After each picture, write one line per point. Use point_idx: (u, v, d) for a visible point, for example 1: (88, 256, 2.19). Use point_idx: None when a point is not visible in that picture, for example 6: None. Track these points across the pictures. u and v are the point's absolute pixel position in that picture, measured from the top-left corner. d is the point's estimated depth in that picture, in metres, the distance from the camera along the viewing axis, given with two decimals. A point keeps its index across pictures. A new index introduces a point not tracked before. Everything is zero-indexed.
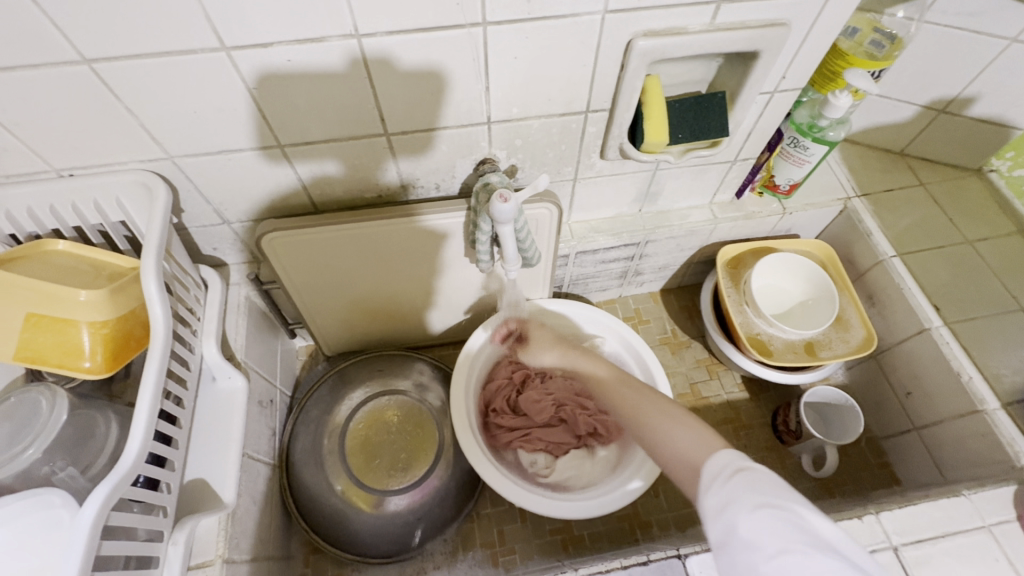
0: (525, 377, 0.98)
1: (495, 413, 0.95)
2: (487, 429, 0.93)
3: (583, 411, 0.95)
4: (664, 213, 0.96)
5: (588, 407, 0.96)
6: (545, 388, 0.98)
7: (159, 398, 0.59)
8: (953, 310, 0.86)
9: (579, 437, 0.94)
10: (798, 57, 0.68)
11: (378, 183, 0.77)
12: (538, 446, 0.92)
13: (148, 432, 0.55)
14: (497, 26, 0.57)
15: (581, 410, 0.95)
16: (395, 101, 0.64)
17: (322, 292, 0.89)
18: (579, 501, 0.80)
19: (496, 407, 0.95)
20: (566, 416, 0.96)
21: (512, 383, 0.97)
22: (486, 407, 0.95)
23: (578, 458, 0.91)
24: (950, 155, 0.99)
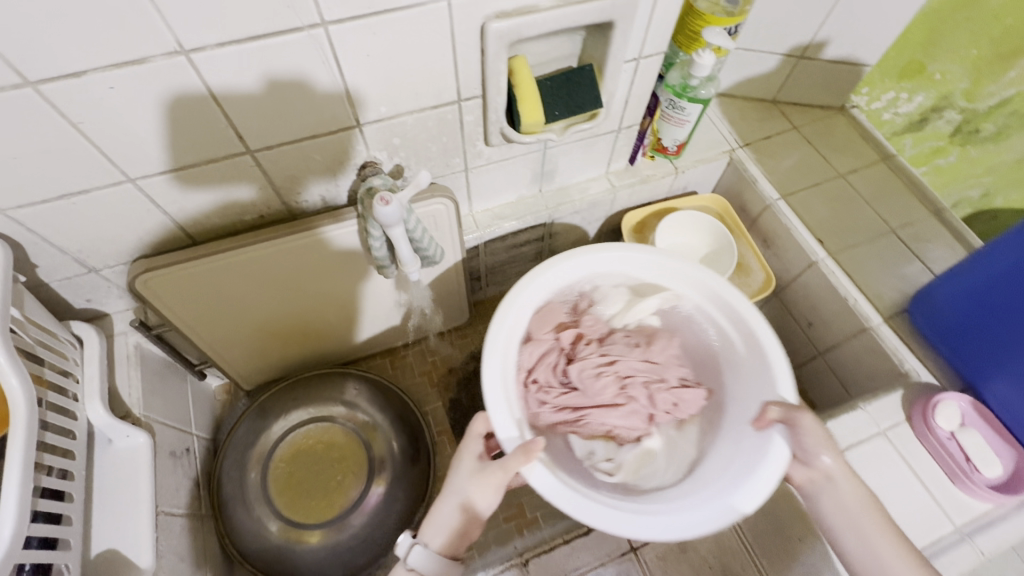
0: (579, 338, 0.67)
1: (536, 386, 0.63)
2: (526, 405, 0.62)
3: (661, 384, 0.64)
4: (564, 189, 0.97)
5: (663, 376, 0.66)
6: (603, 353, 0.66)
7: (33, 477, 0.53)
8: (835, 241, 0.93)
9: (651, 421, 0.64)
10: (653, 22, 0.69)
11: (256, 203, 0.72)
12: (596, 433, 0.63)
13: (23, 516, 0.50)
14: (338, 25, 0.54)
15: (655, 382, 0.65)
16: (250, 115, 0.60)
17: (223, 326, 0.84)
18: (674, 514, 0.54)
19: (538, 379, 0.63)
20: (635, 395, 0.64)
21: (561, 347, 0.66)
22: (524, 374, 0.64)
23: (652, 448, 0.63)
24: (815, 98, 1.06)
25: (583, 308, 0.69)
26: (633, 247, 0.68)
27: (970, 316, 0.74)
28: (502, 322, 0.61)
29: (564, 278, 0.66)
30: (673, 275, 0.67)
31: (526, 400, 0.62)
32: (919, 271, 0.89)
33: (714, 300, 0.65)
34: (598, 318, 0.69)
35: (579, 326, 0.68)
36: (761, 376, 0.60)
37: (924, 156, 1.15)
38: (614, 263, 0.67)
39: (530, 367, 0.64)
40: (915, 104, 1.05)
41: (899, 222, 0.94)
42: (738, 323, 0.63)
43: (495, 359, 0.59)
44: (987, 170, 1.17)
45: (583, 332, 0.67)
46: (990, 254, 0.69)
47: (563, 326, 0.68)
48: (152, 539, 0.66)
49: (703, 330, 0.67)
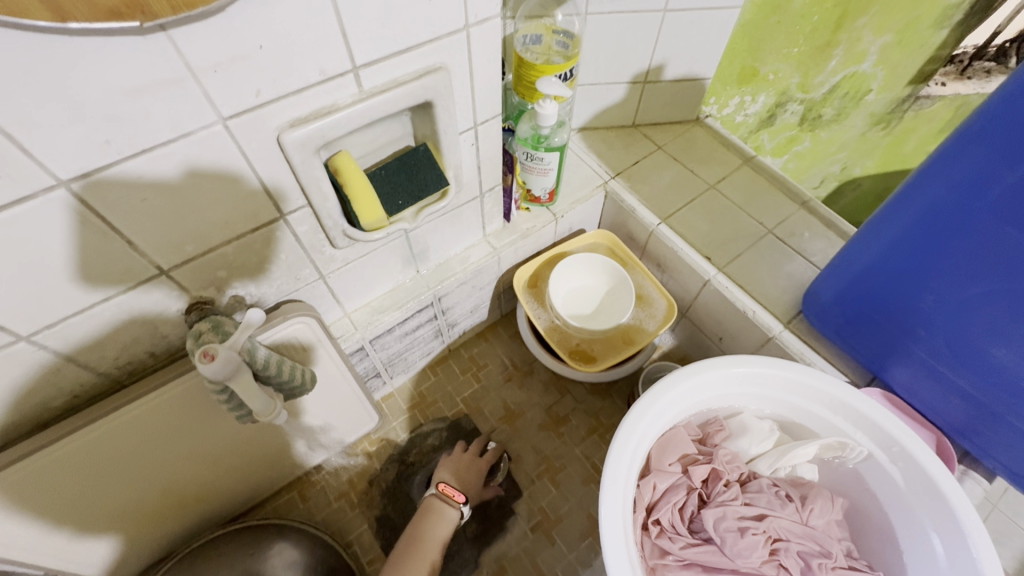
0: (712, 482, 0.73)
1: (663, 531, 0.69)
2: (649, 550, 0.68)
3: (829, 563, 0.67)
4: (444, 263, 0.90)
5: (822, 550, 0.68)
6: (749, 510, 0.70)
7: None
8: (721, 255, 0.92)
9: None
10: (477, 90, 0.65)
11: (61, 384, 0.59)
12: None
13: None
14: (86, 179, 0.45)
15: (820, 559, 0.67)
16: (6, 300, 0.48)
17: (66, 528, 0.68)
18: None
19: (665, 526, 0.69)
20: (790, 568, 0.66)
21: (690, 485, 0.72)
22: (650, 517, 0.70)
23: None
24: (671, 115, 1.07)
25: (715, 439, 0.76)
26: (771, 361, 0.70)
27: (854, 310, 0.74)
28: (632, 439, 0.63)
29: (696, 392, 0.69)
30: (819, 423, 0.71)
31: (649, 546, 0.68)
32: (805, 268, 0.90)
33: (878, 430, 0.66)
34: (733, 454, 0.75)
35: (715, 462, 0.73)
36: (917, 505, 0.64)
37: (783, 146, 1.20)
38: (761, 380, 0.71)
39: (655, 506, 0.70)
40: (760, 104, 1.09)
41: (774, 221, 0.96)
42: (896, 455, 0.65)
43: (612, 506, 0.59)
44: (840, 147, 1.25)
45: (719, 473, 0.73)
46: (859, 247, 0.69)
47: (692, 458, 0.73)
48: None
49: (873, 486, 0.69)
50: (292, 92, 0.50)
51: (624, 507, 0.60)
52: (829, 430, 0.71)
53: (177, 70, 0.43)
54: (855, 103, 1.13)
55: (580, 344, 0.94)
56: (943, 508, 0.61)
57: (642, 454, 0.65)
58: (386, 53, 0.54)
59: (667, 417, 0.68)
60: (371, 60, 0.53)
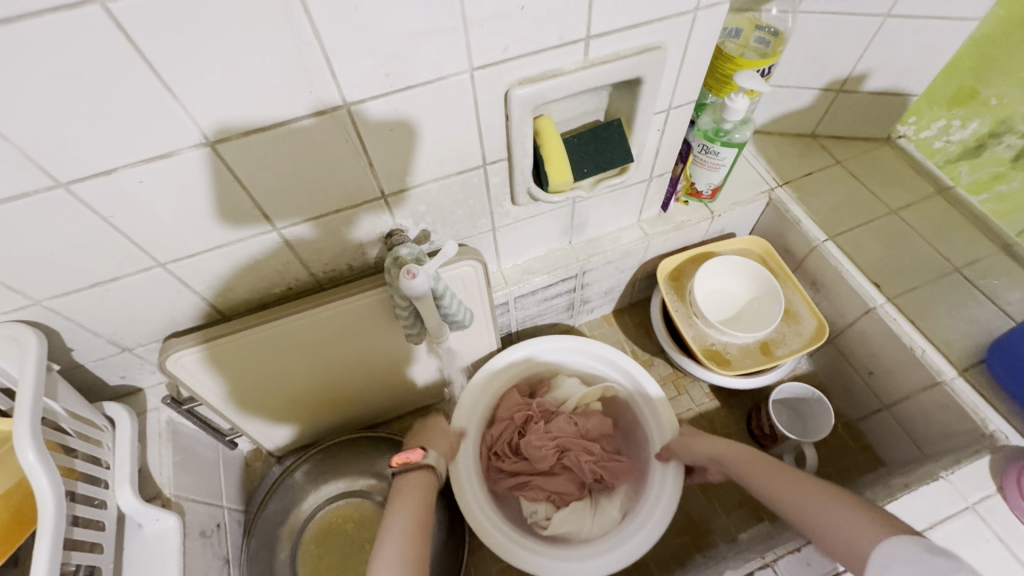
0: (529, 418, 0.92)
1: (497, 456, 0.91)
2: (490, 468, 0.90)
3: (588, 456, 0.89)
4: (595, 240, 0.93)
5: (594, 452, 0.90)
6: (548, 429, 0.91)
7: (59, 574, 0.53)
8: (892, 284, 0.85)
9: (583, 486, 0.88)
10: (682, 74, 0.67)
11: (284, 276, 0.71)
12: (539, 495, 0.87)
13: None
14: (361, 105, 0.54)
15: (585, 455, 0.89)
16: (278, 197, 0.60)
17: (254, 399, 0.82)
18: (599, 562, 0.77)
19: (497, 450, 0.91)
20: (569, 463, 0.89)
21: (516, 423, 0.92)
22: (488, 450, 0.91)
23: (578, 511, 0.85)
24: (858, 130, 1.01)
25: (542, 393, 0.96)
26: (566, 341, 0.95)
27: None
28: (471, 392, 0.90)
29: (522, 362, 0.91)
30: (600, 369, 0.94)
31: (490, 466, 0.90)
32: (993, 315, 0.81)
33: (636, 387, 0.90)
34: (546, 402, 0.94)
35: (532, 408, 0.92)
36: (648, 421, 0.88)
37: None
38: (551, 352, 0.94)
39: (494, 441, 0.91)
40: (970, 131, 0.98)
41: (963, 260, 0.87)
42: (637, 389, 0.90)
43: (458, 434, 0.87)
44: None
45: (532, 412, 0.92)
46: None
47: (522, 405, 0.93)
48: None
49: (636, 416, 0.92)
50: (530, 52, 0.56)
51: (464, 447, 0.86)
52: (620, 382, 0.93)
53: (454, 20, 0.50)
54: None
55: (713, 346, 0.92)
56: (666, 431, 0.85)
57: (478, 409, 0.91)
58: (619, 26, 0.57)
59: (474, 394, 0.90)
60: (603, 32, 0.57)
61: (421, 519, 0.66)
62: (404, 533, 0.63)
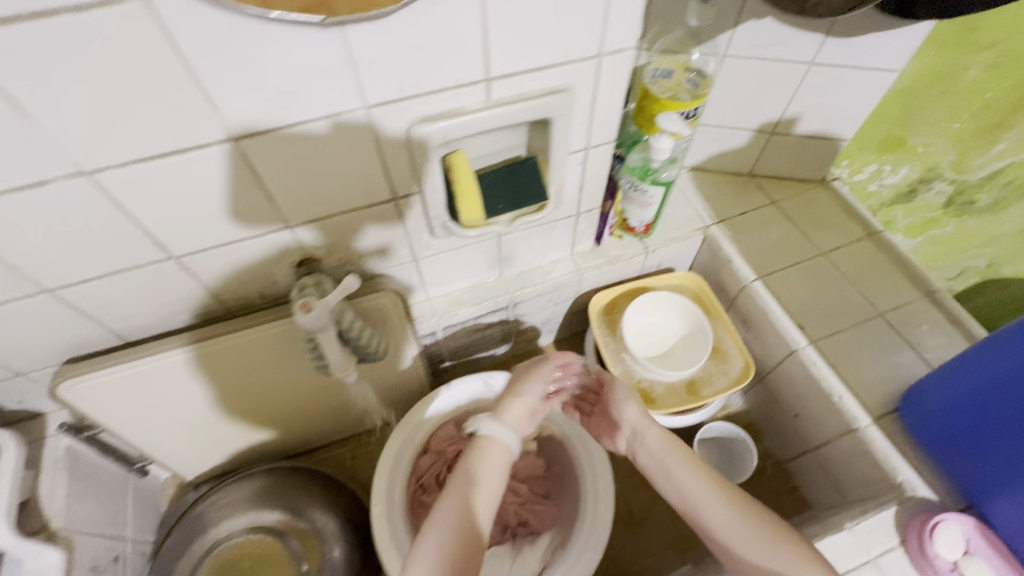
0: (460, 453, 0.91)
1: (422, 490, 0.89)
2: (413, 504, 0.89)
3: (514, 499, 0.87)
4: (527, 272, 0.93)
5: (521, 494, 0.88)
6: None
7: None
8: (816, 326, 0.86)
9: (505, 528, 0.87)
10: (595, 115, 0.67)
11: (189, 303, 0.70)
12: None
13: None
14: (250, 139, 0.53)
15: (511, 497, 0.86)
16: (170, 227, 0.58)
17: (163, 425, 0.80)
18: None
19: (424, 484, 0.89)
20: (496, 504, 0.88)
21: (446, 459, 0.91)
22: (415, 482, 0.90)
23: (499, 555, 0.83)
24: (794, 171, 1.02)
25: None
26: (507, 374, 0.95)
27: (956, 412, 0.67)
28: (409, 423, 0.90)
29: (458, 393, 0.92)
30: None
31: (414, 500, 0.89)
32: (913, 362, 0.81)
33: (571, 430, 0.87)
34: None
35: (464, 445, 0.92)
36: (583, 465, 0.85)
37: (919, 226, 1.09)
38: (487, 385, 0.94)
39: (421, 474, 0.90)
40: (901, 176, 0.99)
41: (889, 305, 0.87)
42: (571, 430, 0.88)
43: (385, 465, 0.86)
44: (990, 240, 1.10)
45: (464, 449, 0.91)
46: (985, 358, 0.63)
47: (455, 440, 0.92)
48: None
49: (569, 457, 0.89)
50: (426, 92, 0.56)
51: (387, 493, 0.84)
52: (558, 423, 0.90)
53: (341, 59, 0.49)
54: (1018, 196, 1.00)
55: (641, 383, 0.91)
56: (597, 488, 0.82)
57: (411, 442, 0.90)
58: (520, 69, 0.57)
59: (407, 429, 0.90)
60: (504, 74, 0.57)
61: (496, 479, 0.63)
62: (472, 511, 0.60)
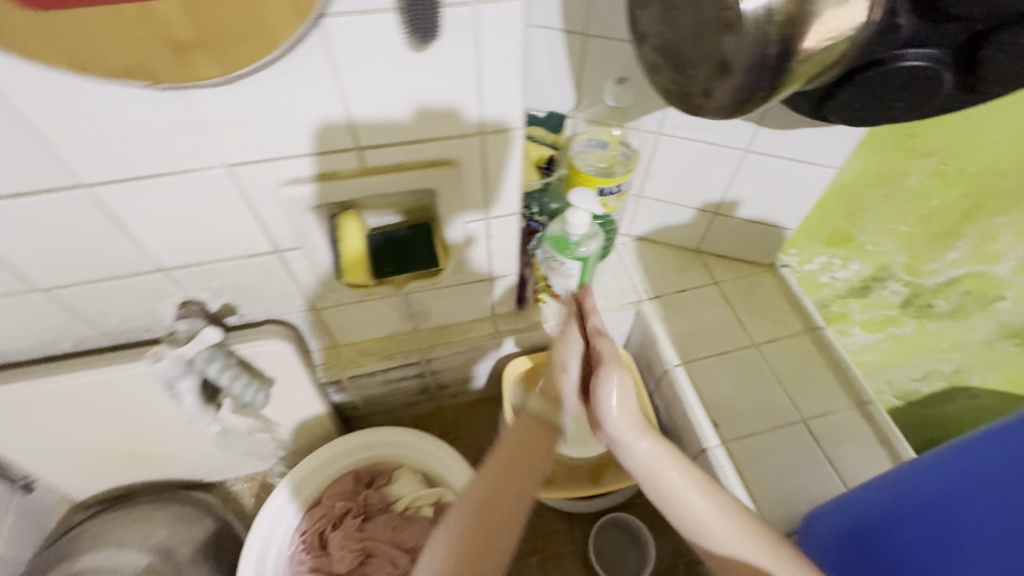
0: (349, 511, 0.87)
1: (304, 545, 0.85)
2: (291, 559, 0.85)
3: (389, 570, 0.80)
4: (444, 329, 0.90)
5: (399, 565, 0.82)
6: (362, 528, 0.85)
7: None
8: (731, 426, 0.80)
9: None
10: (489, 189, 0.65)
11: (69, 332, 0.69)
12: None
13: None
14: (105, 186, 0.53)
15: (387, 567, 0.81)
16: (32, 262, 0.58)
17: (44, 447, 0.79)
18: None
19: (306, 539, 0.86)
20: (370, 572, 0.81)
21: (333, 515, 0.87)
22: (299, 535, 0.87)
23: None
24: (741, 253, 0.98)
25: (379, 483, 0.91)
26: (414, 433, 0.92)
27: (908, 524, 0.56)
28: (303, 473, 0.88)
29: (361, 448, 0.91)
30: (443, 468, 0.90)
31: (293, 555, 0.85)
32: (829, 481, 0.75)
33: None
34: (374, 497, 0.88)
35: (354, 502, 0.87)
36: None
37: (876, 323, 1.02)
38: (392, 444, 0.92)
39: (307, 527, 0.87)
40: (853, 271, 0.94)
41: (813, 412, 0.81)
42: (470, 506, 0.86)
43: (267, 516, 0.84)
44: (954, 346, 1.03)
45: (353, 507, 0.87)
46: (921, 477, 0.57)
47: (347, 495, 0.88)
48: None
49: None
50: (292, 156, 0.55)
51: (262, 546, 0.82)
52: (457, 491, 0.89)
53: (189, 121, 0.49)
54: (980, 305, 0.93)
55: None
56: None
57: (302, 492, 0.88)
58: (395, 141, 0.56)
59: (299, 477, 0.88)
60: (377, 144, 0.56)
61: (493, 508, 0.61)
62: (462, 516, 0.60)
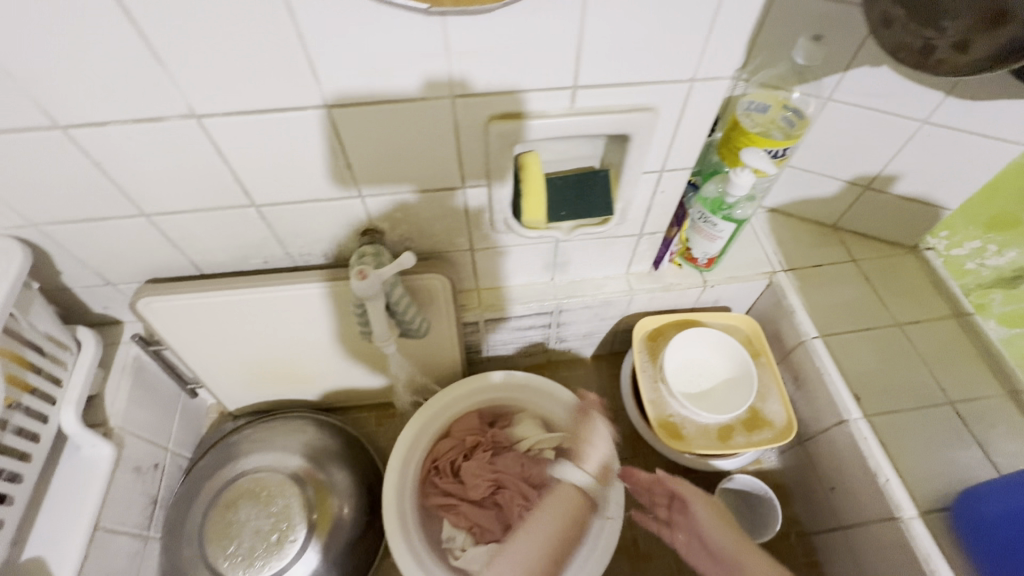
0: (479, 445, 0.92)
1: (437, 472, 0.91)
2: (423, 483, 0.90)
3: (521, 502, 0.89)
4: (579, 282, 0.93)
5: (529, 500, 0.90)
6: (493, 463, 0.92)
7: None
8: (874, 400, 0.80)
9: (506, 528, 0.89)
10: (676, 140, 0.65)
11: (260, 250, 0.75)
12: (462, 522, 0.88)
13: None
14: (343, 109, 0.56)
15: (519, 500, 0.89)
16: (256, 176, 0.63)
17: (216, 356, 0.87)
18: None
19: (438, 467, 0.91)
20: (502, 502, 0.90)
21: (463, 446, 0.92)
22: (430, 463, 0.91)
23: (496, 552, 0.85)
24: (883, 232, 0.95)
25: (501, 424, 0.96)
26: (540, 380, 0.94)
27: None
28: (436, 405, 0.91)
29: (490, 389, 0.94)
30: (569, 417, 0.92)
31: (425, 479, 0.91)
32: (978, 463, 0.74)
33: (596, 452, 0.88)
34: (502, 436, 0.93)
35: (484, 438, 0.93)
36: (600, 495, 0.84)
37: None
38: (519, 390, 0.95)
39: (438, 456, 0.92)
40: (1007, 259, 0.87)
41: (960, 395, 0.80)
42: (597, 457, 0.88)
43: (405, 442, 0.88)
44: None
45: (483, 442, 0.93)
46: None
47: (474, 431, 0.93)
48: (79, 557, 0.67)
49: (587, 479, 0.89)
50: (512, 91, 0.57)
51: (403, 467, 0.86)
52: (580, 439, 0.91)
53: (437, 47, 0.52)
54: None
55: (672, 418, 0.88)
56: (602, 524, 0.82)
57: (435, 423, 0.92)
58: (609, 82, 0.57)
59: (434, 409, 0.91)
60: (592, 84, 0.58)
61: None
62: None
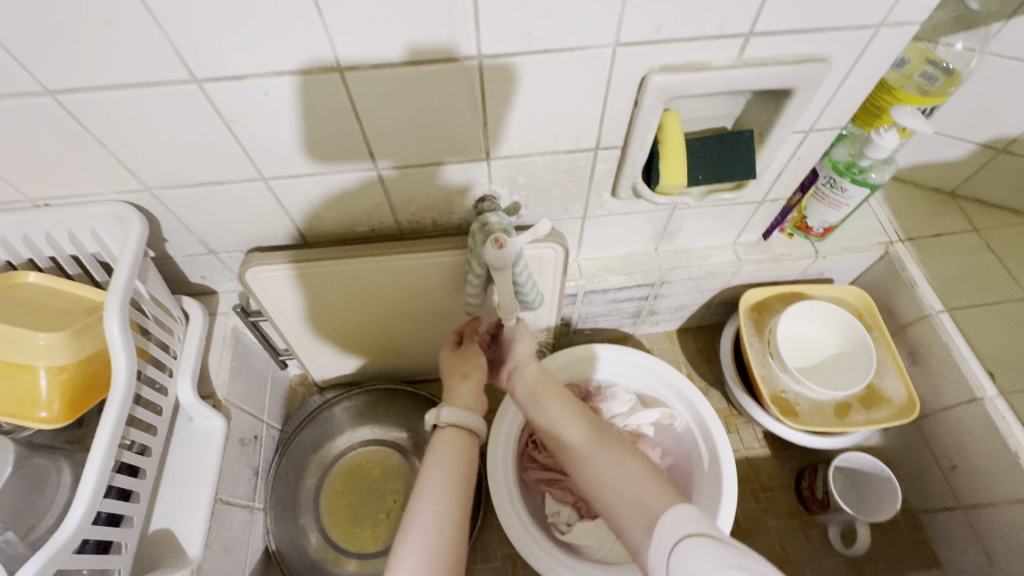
0: None
1: (534, 446, 0.90)
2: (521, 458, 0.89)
3: None
4: (682, 252, 0.88)
5: None
6: None
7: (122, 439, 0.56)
8: (1010, 377, 0.76)
9: None
10: (838, 95, 0.60)
11: (370, 217, 0.71)
12: (566, 497, 0.86)
13: (109, 464, 0.53)
14: (494, 60, 0.52)
15: None
16: (386, 137, 0.58)
17: (313, 327, 0.84)
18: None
19: (537, 441, 0.90)
20: None
21: None
22: (528, 438, 0.90)
23: (604, 527, 0.82)
24: (1008, 199, 0.89)
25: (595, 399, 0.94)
26: (639, 354, 0.91)
27: None
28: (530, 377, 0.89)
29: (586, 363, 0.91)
30: (671, 391, 0.89)
31: (524, 454, 0.90)
32: None
33: (703, 426, 0.85)
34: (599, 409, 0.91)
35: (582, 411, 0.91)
36: (708, 471, 0.82)
37: None
38: (616, 364, 0.92)
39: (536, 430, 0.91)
40: None
41: None
42: (705, 434, 0.85)
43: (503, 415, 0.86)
44: None
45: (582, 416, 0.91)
46: None
47: None
48: (205, 529, 0.67)
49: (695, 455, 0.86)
50: (679, 39, 0.52)
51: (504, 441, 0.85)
52: (684, 415, 0.88)
53: None
54: None
55: (784, 394, 0.84)
56: (718, 494, 0.79)
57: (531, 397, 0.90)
58: (788, 28, 0.52)
59: None
60: (767, 31, 0.52)
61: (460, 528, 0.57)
62: (445, 502, 0.57)
